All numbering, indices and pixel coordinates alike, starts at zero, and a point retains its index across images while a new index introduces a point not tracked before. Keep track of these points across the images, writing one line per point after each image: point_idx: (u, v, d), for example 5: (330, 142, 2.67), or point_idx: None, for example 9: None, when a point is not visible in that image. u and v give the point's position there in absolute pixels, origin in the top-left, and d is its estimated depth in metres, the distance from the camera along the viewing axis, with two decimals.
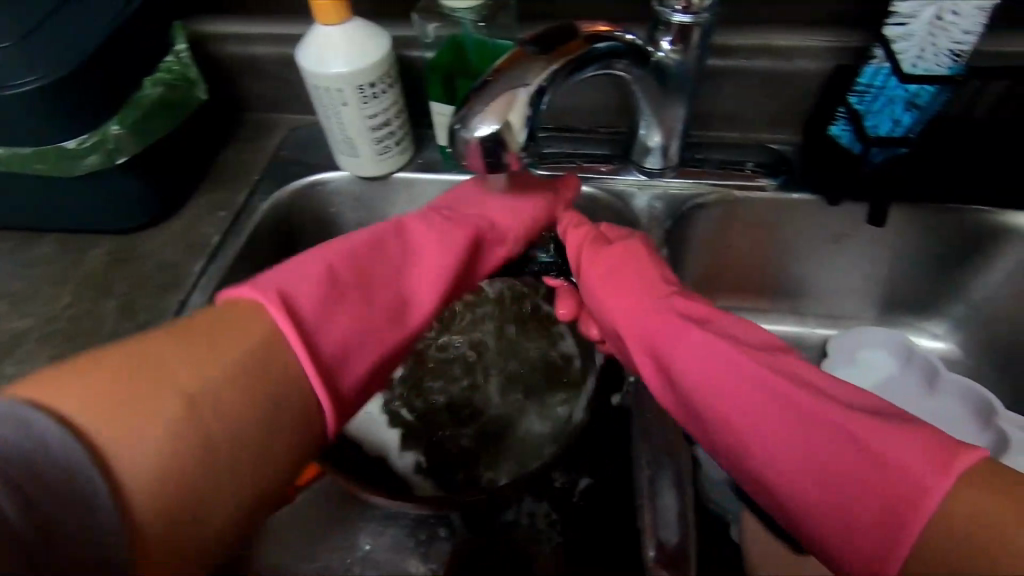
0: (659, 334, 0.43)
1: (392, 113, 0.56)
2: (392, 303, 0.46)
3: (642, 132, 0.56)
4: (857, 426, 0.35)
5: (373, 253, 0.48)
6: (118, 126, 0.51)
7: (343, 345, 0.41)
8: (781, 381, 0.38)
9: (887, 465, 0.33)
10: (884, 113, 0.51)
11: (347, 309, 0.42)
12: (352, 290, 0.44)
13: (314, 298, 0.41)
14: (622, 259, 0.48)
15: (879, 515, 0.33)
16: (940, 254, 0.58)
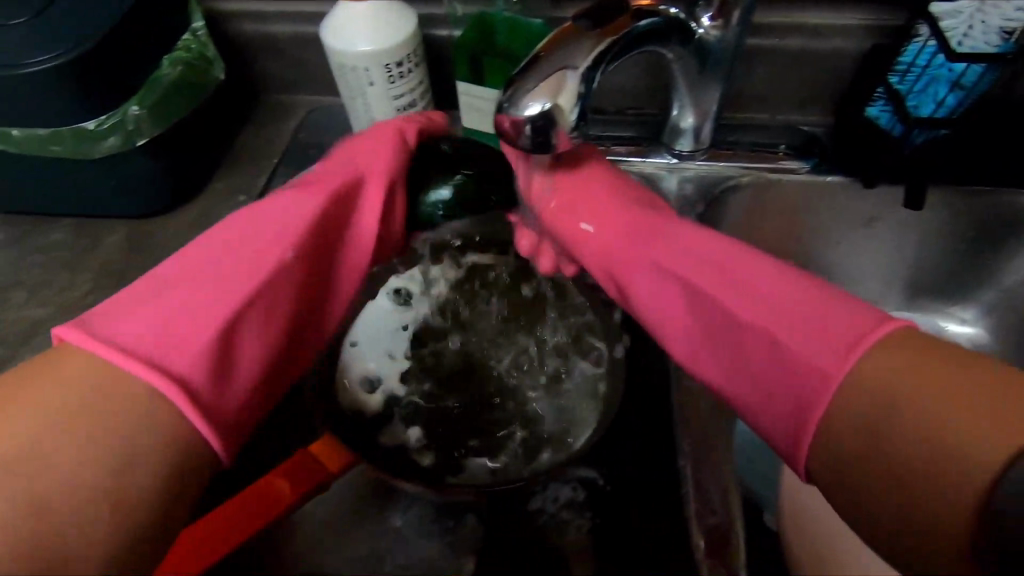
0: (616, 250, 0.47)
1: (418, 94, 0.54)
2: (254, 279, 0.40)
3: (675, 112, 0.55)
4: (775, 314, 0.36)
5: (238, 241, 0.42)
6: (138, 106, 0.49)
7: (192, 347, 0.35)
8: (715, 279, 0.40)
9: (798, 352, 0.34)
10: (928, 93, 0.50)
11: (201, 302, 0.37)
12: (207, 286, 0.38)
13: (153, 312, 0.35)
14: (583, 190, 0.49)
15: (795, 405, 0.34)
16: (972, 238, 0.58)
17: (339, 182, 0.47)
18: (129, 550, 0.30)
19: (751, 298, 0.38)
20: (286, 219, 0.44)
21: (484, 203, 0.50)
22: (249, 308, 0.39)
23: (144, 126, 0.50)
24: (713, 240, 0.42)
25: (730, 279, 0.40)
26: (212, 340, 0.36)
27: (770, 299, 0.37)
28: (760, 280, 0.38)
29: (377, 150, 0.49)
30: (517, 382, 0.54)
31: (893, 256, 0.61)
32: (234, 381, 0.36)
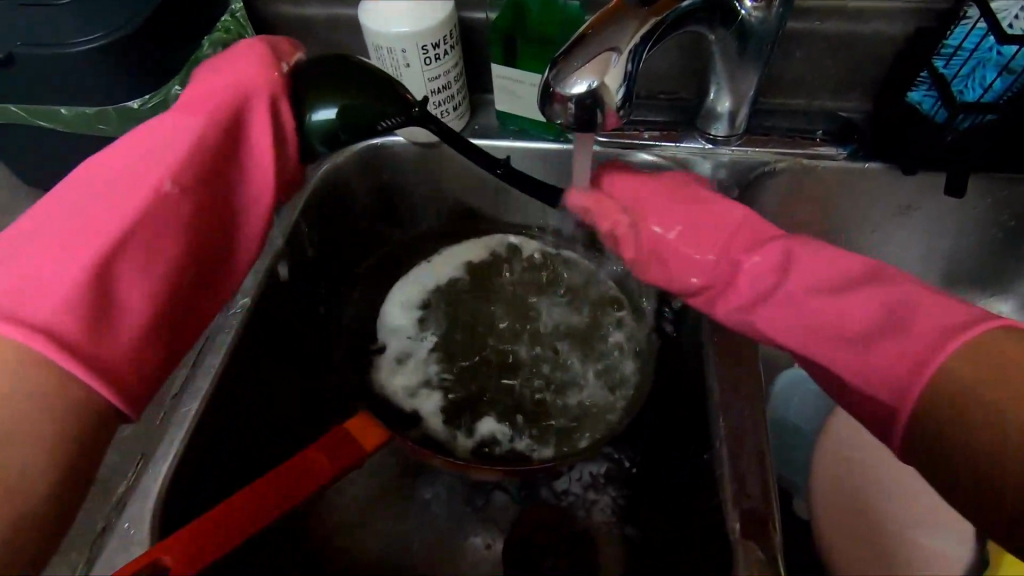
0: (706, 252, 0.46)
1: (452, 76, 0.54)
2: (123, 222, 0.39)
3: (710, 96, 0.54)
4: (862, 333, 0.39)
5: (115, 186, 0.40)
6: (179, 86, 0.50)
7: (56, 299, 0.35)
8: (797, 295, 0.42)
9: (881, 372, 0.37)
10: (974, 78, 0.49)
11: (75, 254, 0.37)
12: (72, 238, 0.37)
13: (21, 270, 0.35)
14: (656, 198, 0.50)
15: (892, 398, 0.37)
16: (1012, 227, 0.57)
17: (216, 104, 0.44)
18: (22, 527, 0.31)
19: (836, 316, 0.40)
20: (164, 159, 0.42)
21: (371, 128, 0.48)
22: (132, 258, 0.38)
23: None
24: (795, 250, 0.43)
25: (816, 295, 0.41)
26: (82, 291, 0.36)
27: (856, 318, 0.39)
28: (841, 290, 0.40)
29: (246, 79, 0.45)
30: (528, 357, 0.55)
31: (929, 245, 0.60)
32: (118, 329, 0.36)
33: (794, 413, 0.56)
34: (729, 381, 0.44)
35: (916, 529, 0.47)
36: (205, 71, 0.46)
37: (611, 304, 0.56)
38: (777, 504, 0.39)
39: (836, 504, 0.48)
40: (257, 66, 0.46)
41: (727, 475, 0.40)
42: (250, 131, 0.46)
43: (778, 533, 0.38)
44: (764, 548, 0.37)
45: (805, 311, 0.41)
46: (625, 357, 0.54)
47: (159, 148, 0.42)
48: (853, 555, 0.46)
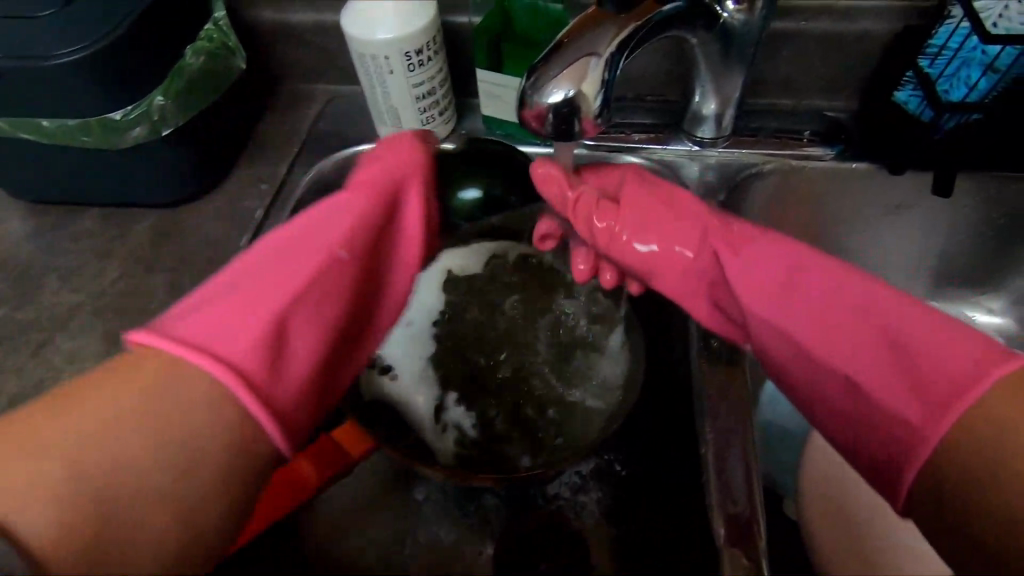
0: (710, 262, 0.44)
1: (437, 82, 0.54)
2: (292, 285, 0.39)
3: (696, 99, 0.54)
4: (871, 349, 0.36)
5: (287, 250, 0.41)
6: (162, 96, 0.50)
7: (244, 346, 0.35)
8: (800, 305, 0.40)
9: (904, 406, 0.34)
10: (959, 77, 0.48)
11: (252, 312, 0.36)
12: (246, 296, 0.37)
13: (210, 318, 0.35)
14: (653, 204, 0.47)
15: (903, 439, 0.34)
16: (1001, 226, 0.56)
17: (383, 180, 0.47)
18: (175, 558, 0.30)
19: (845, 330, 0.38)
20: (328, 233, 0.42)
21: (501, 203, 0.54)
22: (298, 317, 0.38)
23: (169, 116, 0.51)
24: (788, 262, 0.41)
25: (821, 305, 0.39)
26: (259, 343, 0.35)
27: (865, 333, 0.37)
28: (848, 302, 0.38)
29: (394, 159, 0.48)
30: (525, 368, 0.54)
31: (918, 244, 0.59)
32: (292, 382, 0.36)
33: (783, 414, 0.56)
34: (717, 385, 0.44)
35: (904, 529, 0.48)
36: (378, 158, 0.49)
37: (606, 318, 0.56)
38: (764, 513, 0.39)
39: (828, 505, 0.48)
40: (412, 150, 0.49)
41: (713, 480, 0.40)
42: (405, 210, 0.48)
43: (763, 542, 0.38)
44: (750, 554, 0.37)
45: (807, 322, 0.39)
46: (617, 367, 0.53)
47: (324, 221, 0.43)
48: (843, 556, 0.46)
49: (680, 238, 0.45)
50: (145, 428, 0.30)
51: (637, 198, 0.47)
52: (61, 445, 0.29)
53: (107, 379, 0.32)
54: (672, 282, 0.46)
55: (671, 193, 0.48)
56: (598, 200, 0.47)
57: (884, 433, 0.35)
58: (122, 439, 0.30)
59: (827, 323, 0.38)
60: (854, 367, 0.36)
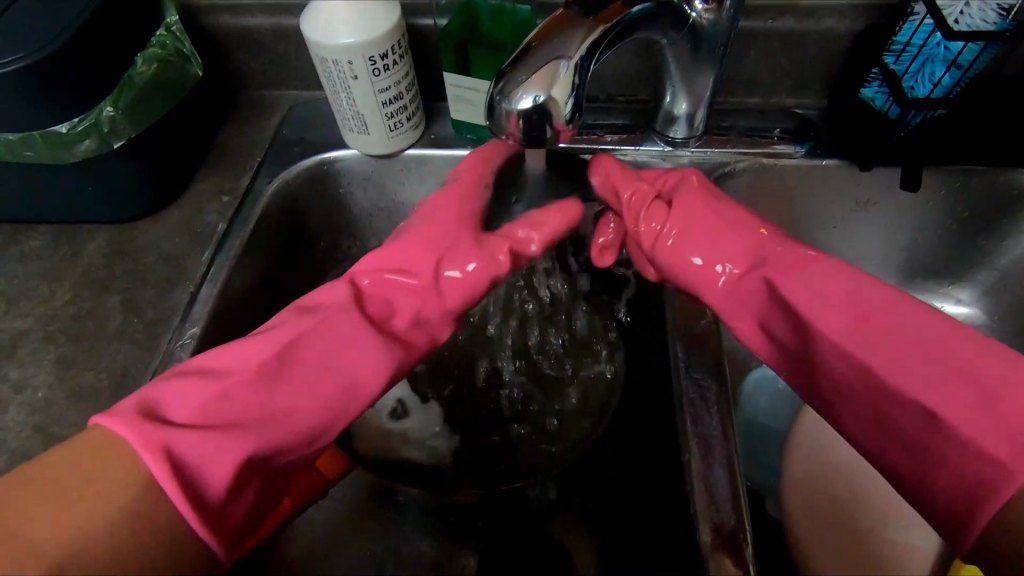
0: (767, 271, 0.42)
1: (404, 86, 0.53)
2: (283, 400, 0.38)
3: (667, 99, 0.53)
4: (954, 385, 0.34)
5: (304, 356, 0.39)
6: (111, 107, 0.47)
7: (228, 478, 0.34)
8: (876, 330, 0.37)
9: (977, 439, 0.32)
10: (923, 73, 0.50)
11: (250, 428, 0.36)
12: (251, 408, 0.36)
13: (210, 434, 0.34)
14: (697, 210, 0.45)
15: (969, 483, 0.32)
16: (967, 219, 0.57)
17: (439, 266, 0.45)
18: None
19: (920, 362, 0.35)
20: (341, 336, 0.41)
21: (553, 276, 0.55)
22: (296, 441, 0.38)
23: (120, 127, 0.49)
24: (864, 283, 0.38)
25: (890, 333, 0.36)
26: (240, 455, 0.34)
27: (944, 366, 0.34)
28: (930, 340, 0.35)
29: (472, 256, 0.45)
30: (510, 377, 0.53)
31: (889, 239, 0.60)
32: (240, 498, 0.35)
33: (763, 411, 0.56)
34: (698, 389, 0.43)
35: (886, 525, 0.47)
36: (432, 232, 0.47)
37: (598, 324, 0.54)
38: (749, 520, 0.38)
39: (808, 499, 0.48)
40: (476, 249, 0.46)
41: (698, 487, 0.40)
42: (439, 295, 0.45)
43: (749, 547, 0.37)
44: (737, 563, 0.37)
45: (887, 351, 0.36)
46: (609, 374, 0.52)
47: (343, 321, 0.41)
48: (822, 547, 0.46)
49: (724, 256, 0.44)
50: (126, 515, 0.31)
51: (683, 206, 0.45)
52: (59, 519, 0.30)
53: (96, 454, 0.32)
54: (724, 296, 0.43)
55: (716, 206, 0.45)
56: (654, 200, 0.47)
57: (967, 474, 0.32)
58: (131, 519, 0.31)
59: (896, 350, 0.36)
60: (932, 402, 0.34)
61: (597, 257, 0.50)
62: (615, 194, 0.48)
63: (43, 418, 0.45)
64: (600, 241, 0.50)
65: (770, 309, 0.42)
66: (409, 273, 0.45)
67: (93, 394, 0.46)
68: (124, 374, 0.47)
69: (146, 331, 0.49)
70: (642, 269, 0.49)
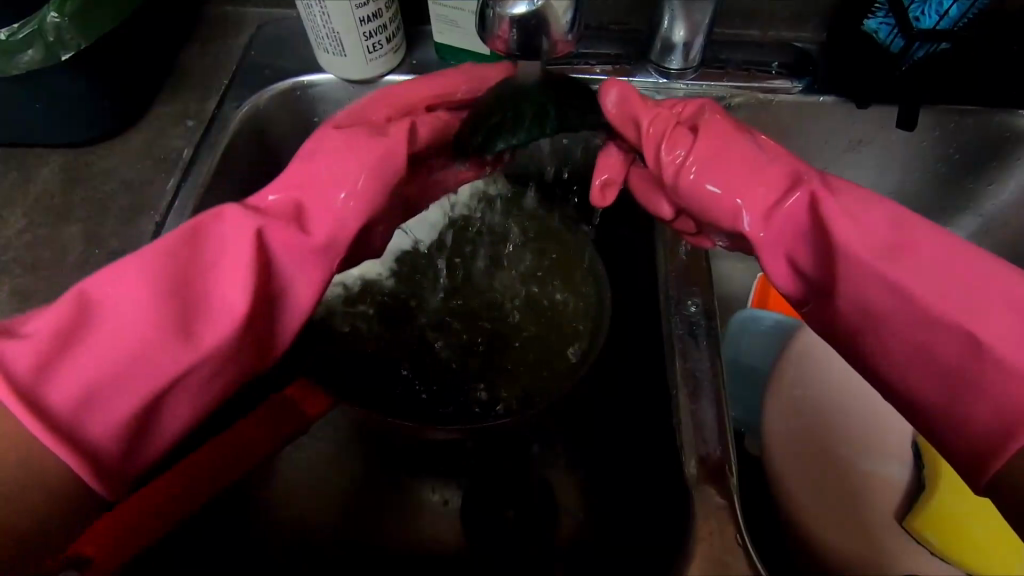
0: (806, 200, 0.38)
1: (383, 2, 0.48)
2: (151, 310, 0.33)
3: (664, 25, 0.50)
4: (1004, 318, 0.33)
5: (180, 271, 0.34)
6: (56, 12, 0.42)
7: (70, 392, 0.32)
8: (916, 261, 0.35)
9: None
10: (932, 3, 0.48)
11: (114, 344, 0.33)
12: (105, 323, 0.33)
13: (49, 351, 0.32)
14: (719, 139, 0.40)
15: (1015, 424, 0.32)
16: (956, 160, 0.56)
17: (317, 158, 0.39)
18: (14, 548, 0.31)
19: (972, 296, 0.34)
20: (228, 248, 0.35)
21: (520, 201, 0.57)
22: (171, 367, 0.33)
23: (68, 37, 0.44)
24: (902, 215, 0.36)
25: (937, 267, 0.35)
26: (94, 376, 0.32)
27: (1000, 303, 0.33)
28: (974, 272, 0.34)
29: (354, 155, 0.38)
30: (504, 304, 0.52)
31: (879, 182, 0.59)
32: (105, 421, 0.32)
33: (747, 352, 0.56)
34: (688, 326, 0.43)
35: (870, 458, 0.48)
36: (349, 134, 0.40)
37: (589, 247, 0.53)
38: (735, 454, 0.39)
39: (791, 434, 0.49)
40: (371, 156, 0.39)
41: (686, 422, 0.40)
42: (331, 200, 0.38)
43: (734, 477, 0.38)
44: (722, 492, 0.37)
45: (939, 287, 0.34)
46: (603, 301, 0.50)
47: (235, 229, 0.36)
48: (808, 497, 0.47)
49: (762, 181, 0.39)
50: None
51: (710, 134, 0.40)
52: None
53: None
54: (760, 234, 0.38)
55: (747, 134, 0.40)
56: (677, 126, 0.41)
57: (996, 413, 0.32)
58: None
59: (945, 285, 0.34)
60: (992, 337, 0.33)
61: (599, 195, 0.43)
62: (630, 118, 0.42)
63: None
64: (601, 178, 0.44)
65: (800, 238, 0.39)
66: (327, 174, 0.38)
67: None
68: None
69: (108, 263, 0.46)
70: (657, 206, 0.44)
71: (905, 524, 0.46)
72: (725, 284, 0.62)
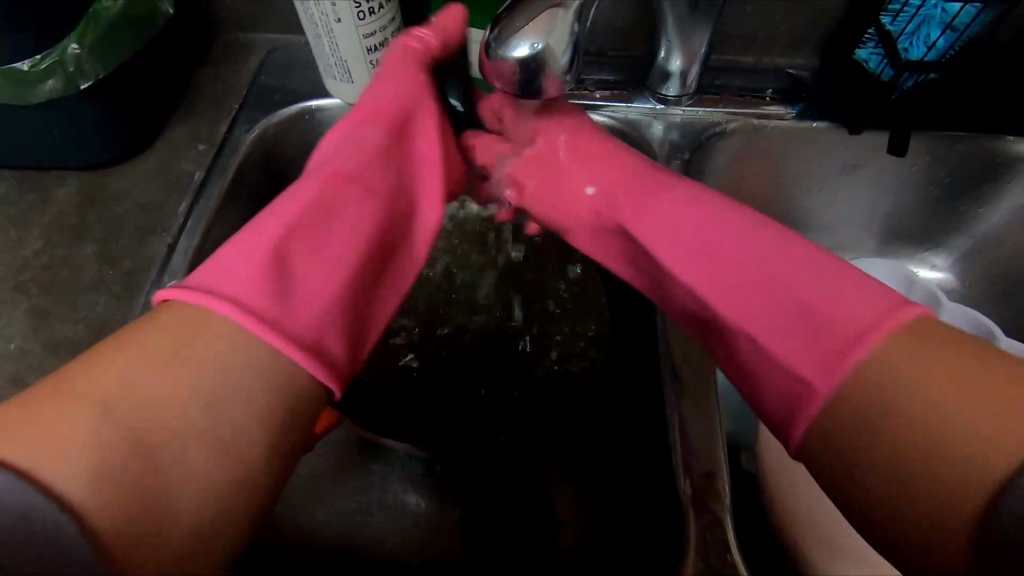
0: (624, 196, 0.44)
1: (390, 32, 0.50)
2: (357, 227, 0.39)
3: (661, 55, 0.52)
4: (767, 301, 0.36)
5: (331, 194, 0.39)
6: (77, 44, 0.44)
7: (299, 311, 0.34)
8: (704, 253, 0.39)
9: (797, 355, 0.34)
10: (919, 35, 0.49)
11: (294, 259, 0.36)
12: (287, 250, 0.36)
13: (275, 281, 0.34)
14: (575, 153, 0.47)
15: (789, 399, 0.34)
16: (947, 184, 0.58)
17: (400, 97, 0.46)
18: (218, 531, 0.30)
19: (745, 286, 0.37)
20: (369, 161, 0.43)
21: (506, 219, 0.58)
22: (336, 269, 0.37)
23: (87, 67, 0.46)
24: (700, 201, 0.40)
25: (720, 257, 0.38)
26: (306, 313, 0.34)
27: (765, 285, 0.36)
28: (750, 255, 0.37)
29: (412, 84, 0.46)
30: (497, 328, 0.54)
31: (872, 204, 0.61)
32: (336, 333, 0.35)
33: None
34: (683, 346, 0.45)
35: None
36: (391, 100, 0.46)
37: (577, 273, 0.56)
38: (728, 472, 0.40)
39: None
40: (420, 97, 0.47)
41: (679, 442, 0.41)
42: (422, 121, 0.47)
43: (727, 496, 0.39)
44: (715, 512, 0.38)
45: (709, 275, 0.38)
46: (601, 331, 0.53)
47: (350, 157, 0.43)
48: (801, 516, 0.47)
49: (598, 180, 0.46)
50: (200, 405, 0.31)
51: (566, 145, 0.48)
52: (113, 410, 0.29)
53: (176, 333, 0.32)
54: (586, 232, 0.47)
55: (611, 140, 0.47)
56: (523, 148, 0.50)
57: (789, 389, 0.34)
58: (186, 402, 0.30)
59: (720, 270, 0.38)
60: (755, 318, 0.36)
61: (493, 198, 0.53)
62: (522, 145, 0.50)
63: (15, 369, 0.44)
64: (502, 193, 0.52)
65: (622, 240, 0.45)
66: (392, 108, 0.46)
67: (69, 345, 0.45)
68: (100, 326, 0.46)
69: (121, 283, 0.48)
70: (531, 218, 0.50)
71: None
72: None
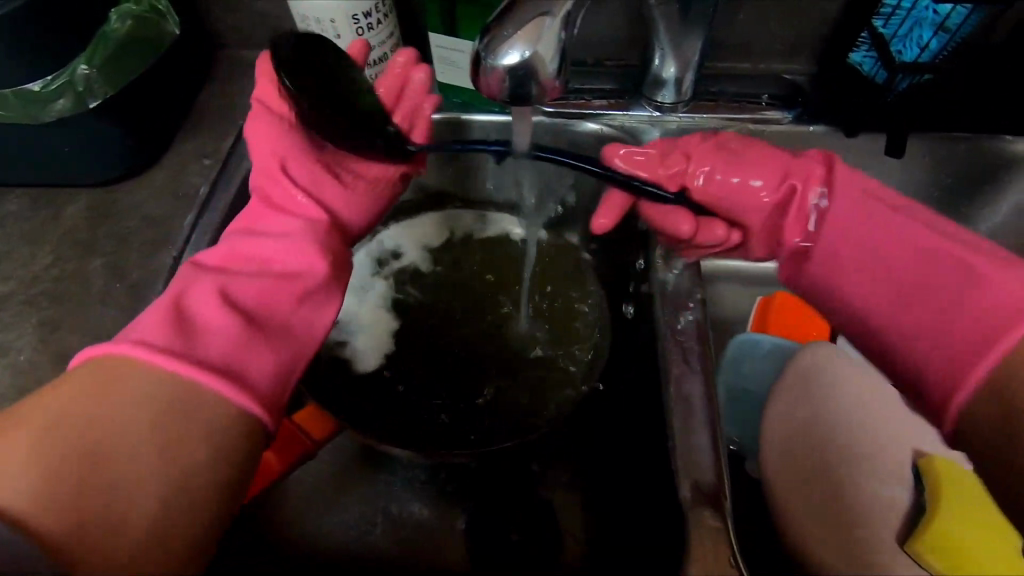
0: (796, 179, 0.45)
1: (388, 47, 0.52)
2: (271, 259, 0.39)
3: (656, 63, 0.53)
4: (949, 265, 0.39)
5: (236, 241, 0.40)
6: (87, 66, 0.46)
7: (203, 339, 0.34)
8: (888, 225, 0.41)
9: (986, 303, 0.36)
10: (911, 38, 0.50)
11: (198, 295, 0.36)
12: (195, 295, 0.36)
13: (182, 320, 0.35)
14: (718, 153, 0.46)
15: (972, 347, 0.36)
16: (948, 185, 0.58)
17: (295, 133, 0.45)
18: (180, 532, 0.31)
19: (926, 254, 0.40)
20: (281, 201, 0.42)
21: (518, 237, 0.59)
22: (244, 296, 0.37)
23: (96, 87, 0.47)
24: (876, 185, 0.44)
25: (908, 228, 0.41)
26: (209, 337, 0.34)
27: (948, 254, 0.39)
28: (926, 231, 0.40)
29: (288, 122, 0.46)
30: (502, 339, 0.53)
31: None
32: (250, 357, 0.35)
33: (747, 378, 0.57)
34: (682, 351, 0.45)
35: (876, 482, 0.48)
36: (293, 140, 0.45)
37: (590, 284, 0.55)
38: (729, 479, 0.40)
39: (792, 459, 0.49)
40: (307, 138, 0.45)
41: (679, 447, 0.41)
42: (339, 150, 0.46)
43: (729, 502, 0.39)
44: (717, 515, 0.38)
45: (901, 242, 0.41)
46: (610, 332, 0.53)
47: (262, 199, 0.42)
48: (811, 523, 0.47)
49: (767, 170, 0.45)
50: (141, 425, 0.31)
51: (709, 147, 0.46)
52: (60, 441, 0.30)
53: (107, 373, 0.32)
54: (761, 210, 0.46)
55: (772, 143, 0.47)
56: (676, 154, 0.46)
57: (959, 338, 0.37)
58: (132, 424, 0.31)
59: (905, 238, 0.41)
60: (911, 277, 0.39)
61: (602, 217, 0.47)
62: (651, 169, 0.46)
63: (26, 380, 0.45)
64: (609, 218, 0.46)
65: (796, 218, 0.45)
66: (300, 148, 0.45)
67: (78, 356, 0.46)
68: (109, 336, 0.47)
69: (128, 294, 0.49)
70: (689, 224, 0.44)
71: (907, 549, 0.44)
72: (722, 307, 0.64)
